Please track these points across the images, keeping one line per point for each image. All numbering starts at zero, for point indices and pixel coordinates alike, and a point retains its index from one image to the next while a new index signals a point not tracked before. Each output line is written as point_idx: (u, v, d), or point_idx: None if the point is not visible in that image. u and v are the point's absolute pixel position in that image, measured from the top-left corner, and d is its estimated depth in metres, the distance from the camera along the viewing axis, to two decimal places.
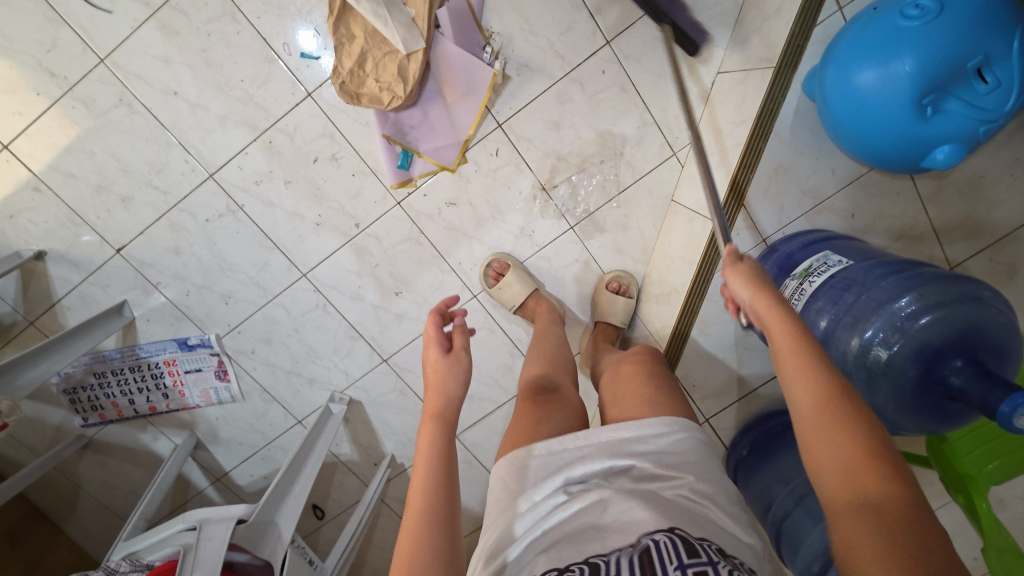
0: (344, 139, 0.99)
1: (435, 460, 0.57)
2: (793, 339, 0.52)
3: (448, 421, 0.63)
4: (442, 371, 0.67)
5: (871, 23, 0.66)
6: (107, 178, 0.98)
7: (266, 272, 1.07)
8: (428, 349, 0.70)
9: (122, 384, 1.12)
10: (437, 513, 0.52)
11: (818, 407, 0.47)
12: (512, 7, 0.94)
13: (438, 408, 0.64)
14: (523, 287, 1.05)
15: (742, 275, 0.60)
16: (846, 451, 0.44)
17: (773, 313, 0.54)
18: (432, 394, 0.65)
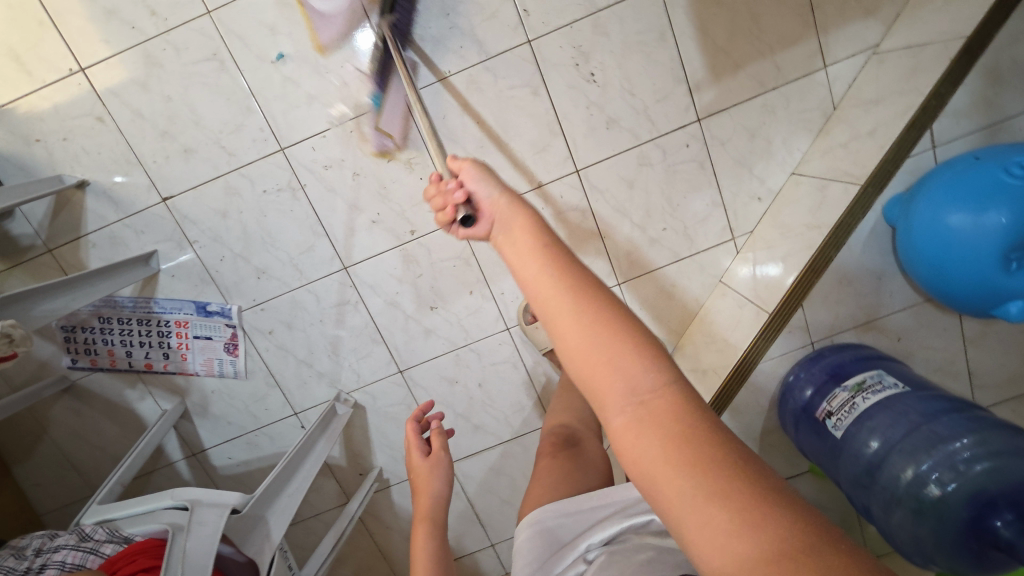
0: (424, 146, 0.98)
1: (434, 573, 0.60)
2: (552, 259, 0.48)
3: (435, 527, 0.64)
4: (426, 476, 0.68)
5: (972, 172, 0.70)
6: (176, 126, 0.96)
7: (308, 256, 1.04)
8: (410, 454, 0.71)
9: (125, 334, 1.07)
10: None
11: (569, 309, 0.44)
12: (620, 64, 0.96)
13: (427, 513, 0.65)
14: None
15: (484, 176, 0.57)
16: (619, 359, 0.41)
17: (516, 213, 0.53)
18: (420, 500, 0.67)
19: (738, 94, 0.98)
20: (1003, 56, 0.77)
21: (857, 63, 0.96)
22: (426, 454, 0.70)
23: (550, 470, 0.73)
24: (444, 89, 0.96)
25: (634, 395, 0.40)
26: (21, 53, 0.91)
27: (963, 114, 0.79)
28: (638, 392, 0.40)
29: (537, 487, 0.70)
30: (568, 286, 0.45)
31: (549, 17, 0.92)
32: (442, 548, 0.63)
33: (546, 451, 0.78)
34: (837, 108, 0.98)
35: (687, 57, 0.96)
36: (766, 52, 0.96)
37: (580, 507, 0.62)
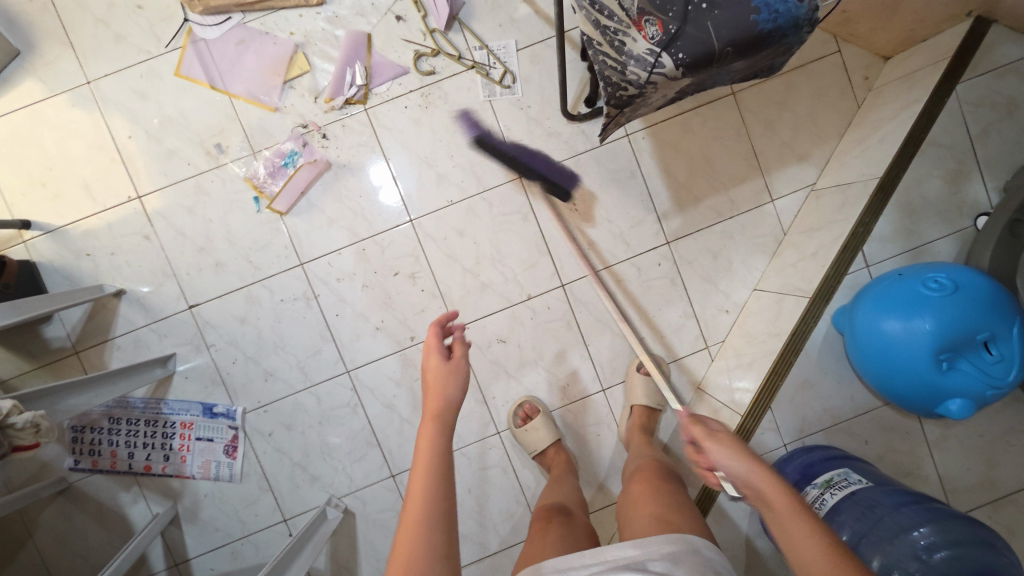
0: (426, 262, 1.12)
1: (431, 474, 0.59)
2: (801, 519, 0.51)
3: (448, 428, 0.64)
4: (443, 377, 0.67)
5: (897, 285, 0.81)
6: (211, 243, 1.10)
7: (314, 360, 1.12)
8: (429, 356, 0.70)
9: (130, 436, 1.11)
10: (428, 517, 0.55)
11: (810, 546, 0.49)
12: (597, 197, 1.12)
13: (437, 412, 0.65)
14: (547, 436, 1.09)
15: (711, 430, 0.61)
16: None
17: (758, 474, 0.55)
18: (431, 400, 0.66)
19: (700, 222, 1.13)
20: (912, 194, 0.93)
21: (798, 197, 1.13)
22: (445, 359, 0.70)
23: (541, 535, 0.74)
24: (446, 214, 1.11)
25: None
26: (91, 183, 1.08)
27: (888, 239, 0.93)
28: None
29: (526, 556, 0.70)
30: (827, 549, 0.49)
31: (536, 160, 1.11)
32: (448, 445, 0.62)
33: (538, 519, 0.80)
34: (786, 234, 1.13)
35: (654, 191, 1.13)
36: (721, 188, 1.13)
37: (572, 566, 0.61)
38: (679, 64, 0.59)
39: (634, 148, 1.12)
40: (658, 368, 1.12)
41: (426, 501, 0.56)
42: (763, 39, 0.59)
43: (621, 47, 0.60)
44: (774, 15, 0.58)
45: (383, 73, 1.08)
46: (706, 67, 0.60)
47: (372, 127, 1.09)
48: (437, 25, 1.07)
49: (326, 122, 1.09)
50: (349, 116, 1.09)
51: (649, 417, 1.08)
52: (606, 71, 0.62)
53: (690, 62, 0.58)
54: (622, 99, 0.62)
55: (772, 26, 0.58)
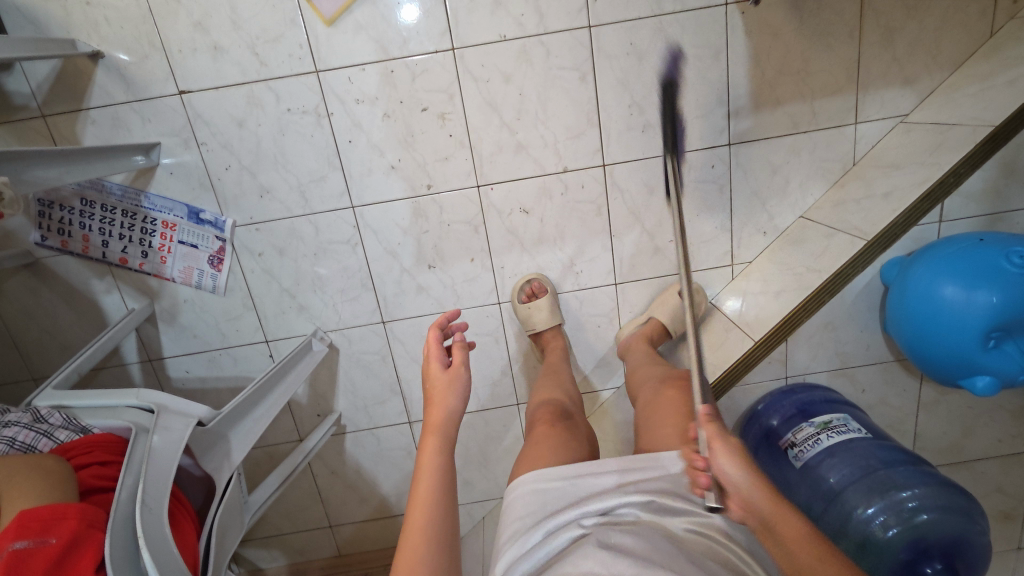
0: (461, 104, 0.97)
1: (437, 479, 0.59)
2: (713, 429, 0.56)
3: (449, 440, 0.64)
4: (444, 387, 0.67)
5: (976, 251, 0.75)
6: (211, 19, 0.91)
7: (317, 186, 1.01)
8: (430, 364, 0.70)
9: (105, 223, 1.01)
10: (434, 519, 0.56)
11: (732, 473, 0.53)
12: (670, 72, 0.97)
13: (439, 424, 0.64)
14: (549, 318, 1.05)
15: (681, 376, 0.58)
16: (769, 503, 0.52)
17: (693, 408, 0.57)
18: (433, 409, 0.66)
19: (771, 129, 1.01)
20: (1021, 154, 0.83)
21: (885, 126, 1.01)
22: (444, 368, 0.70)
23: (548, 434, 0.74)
24: (495, 50, 0.94)
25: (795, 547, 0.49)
26: None
27: (972, 198, 0.85)
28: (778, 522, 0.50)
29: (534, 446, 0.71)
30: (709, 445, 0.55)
31: (613, 7, 0.92)
32: (449, 456, 0.62)
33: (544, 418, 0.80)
34: (855, 165, 1.03)
35: (734, 81, 0.98)
36: (808, 96, 0.99)
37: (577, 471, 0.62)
38: None
39: (729, 22, 0.94)
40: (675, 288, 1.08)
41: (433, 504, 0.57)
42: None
43: None
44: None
45: None
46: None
47: None
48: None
49: None
50: None
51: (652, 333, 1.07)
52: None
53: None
54: None
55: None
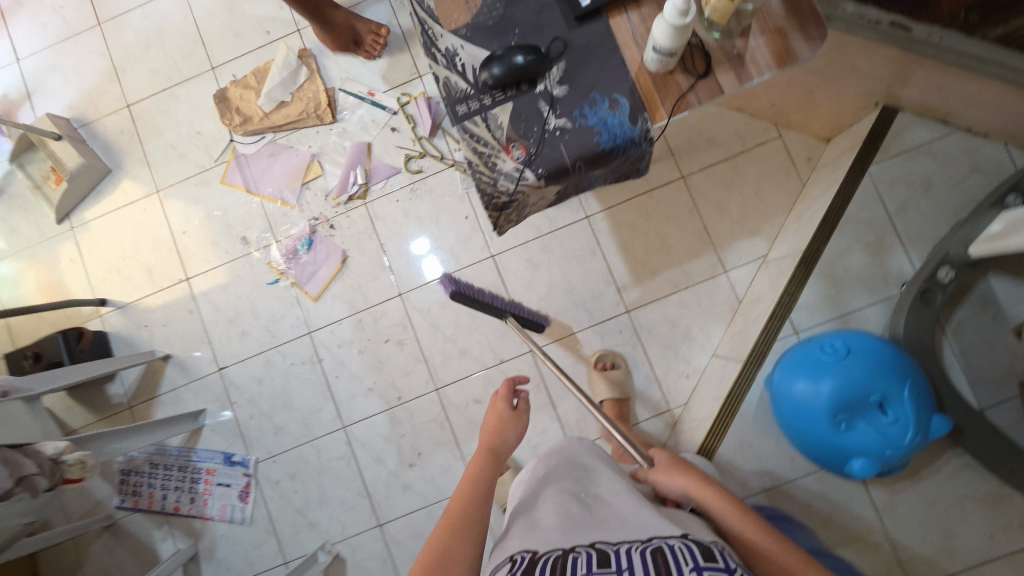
0: (413, 331, 1.28)
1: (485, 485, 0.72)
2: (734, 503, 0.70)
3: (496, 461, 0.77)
4: (505, 423, 0.83)
5: (804, 349, 0.88)
6: (239, 316, 1.32)
7: (316, 416, 1.29)
8: (497, 402, 0.87)
9: (165, 479, 1.30)
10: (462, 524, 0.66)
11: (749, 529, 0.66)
12: (562, 272, 1.26)
13: (493, 447, 0.80)
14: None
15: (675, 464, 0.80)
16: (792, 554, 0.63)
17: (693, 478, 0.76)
18: (493, 437, 0.81)
19: (658, 292, 1.24)
20: (836, 265, 1.00)
21: (750, 268, 1.21)
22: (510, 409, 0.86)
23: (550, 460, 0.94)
24: (431, 289, 1.29)
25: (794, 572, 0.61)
26: (153, 269, 1.36)
27: (814, 307, 0.99)
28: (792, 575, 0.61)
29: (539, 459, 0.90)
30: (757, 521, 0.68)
31: (507, 241, 1.27)
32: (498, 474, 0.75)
33: None
34: (740, 302, 1.21)
35: (614, 266, 1.25)
36: (677, 262, 1.24)
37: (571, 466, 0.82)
38: (540, 176, 0.69)
39: (594, 229, 1.26)
40: (613, 362, 1.21)
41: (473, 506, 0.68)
42: (608, 153, 0.69)
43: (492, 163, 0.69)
44: (613, 136, 0.68)
45: (380, 174, 1.31)
46: (564, 176, 0.69)
47: (370, 218, 1.31)
48: (421, 133, 1.30)
49: (334, 214, 1.31)
50: (352, 210, 1.31)
51: (619, 406, 1.18)
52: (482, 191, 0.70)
53: (548, 174, 0.68)
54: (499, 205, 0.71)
55: (613, 144, 0.68)
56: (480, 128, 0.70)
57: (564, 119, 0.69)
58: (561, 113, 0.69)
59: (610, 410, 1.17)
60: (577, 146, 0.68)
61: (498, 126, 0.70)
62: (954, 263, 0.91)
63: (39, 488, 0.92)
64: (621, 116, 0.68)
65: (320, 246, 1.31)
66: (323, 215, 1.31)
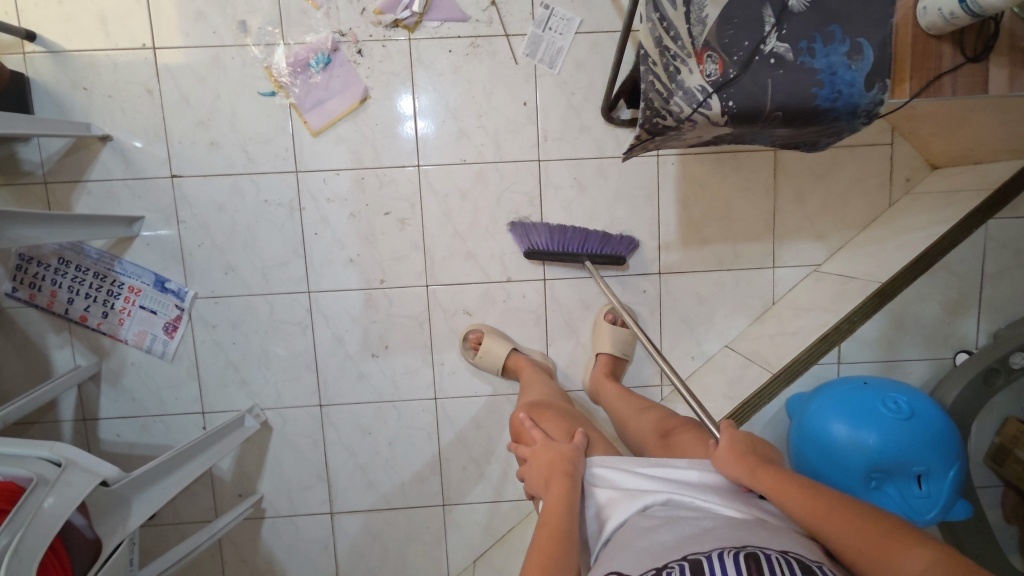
0: (420, 213, 1.09)
1: (552, 517, 0.61)
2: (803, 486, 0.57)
3: (555, 470, 0.68)
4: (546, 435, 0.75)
5: (860, 392, 0.82)
6: (213, 121, 1.05)
7: (279, 270, 1.09)
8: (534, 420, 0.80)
9: (75, 282, 1.08)
10: (556, 478, 0.66)
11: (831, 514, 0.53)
12: (608, 206, 1.09)
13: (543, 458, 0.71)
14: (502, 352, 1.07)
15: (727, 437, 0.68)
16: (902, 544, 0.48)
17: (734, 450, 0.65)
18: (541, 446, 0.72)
19: (698, 264, 1.12)
20: (907, 309, 0.92)
21: (799, 272, 1.12)
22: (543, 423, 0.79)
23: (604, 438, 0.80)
24: (456, 172, 1.08)
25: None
26: (109, 17, 1.02)
27: (866, 344, 0.92)
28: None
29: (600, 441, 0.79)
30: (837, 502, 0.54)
31: (560, 149, 1.07)
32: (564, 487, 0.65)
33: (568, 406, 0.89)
34: (774, 303, 1.12)
35: (664, 220, 1.10)
36: (730, 239, 1.11)
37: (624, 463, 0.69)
38: (726, 111, 0.54)
39: (660, 171, 1.08)
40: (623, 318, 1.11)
41: (562, 458, 0.69)
42: (817, 115, 0.54)
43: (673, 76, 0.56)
44: (834, 95, 0.53)
45: (440, 9, 1.02)
46: (752, 121, 0.55)
47: (411, 60, 1.04)
48: None
49: (367, 37, 1.03)
50: (393, 41, 1.03)
51: (614, 364, 1.09)
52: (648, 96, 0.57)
53: (736, 112, 0.54)
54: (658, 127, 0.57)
55: (829, 106, 0.53)
56: (677, 14, 0.55)
57: (787, 46, 0.53)
58: (786, 35, 0.52)
59: (603, 366, 1.08)
60: (786, 91, 0.53)
61: (699, 22, 0.55)
62: None
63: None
64: (858, 73, 0.53)
65: (338, 70, 1.03)
66: (353, 33, 1.03)
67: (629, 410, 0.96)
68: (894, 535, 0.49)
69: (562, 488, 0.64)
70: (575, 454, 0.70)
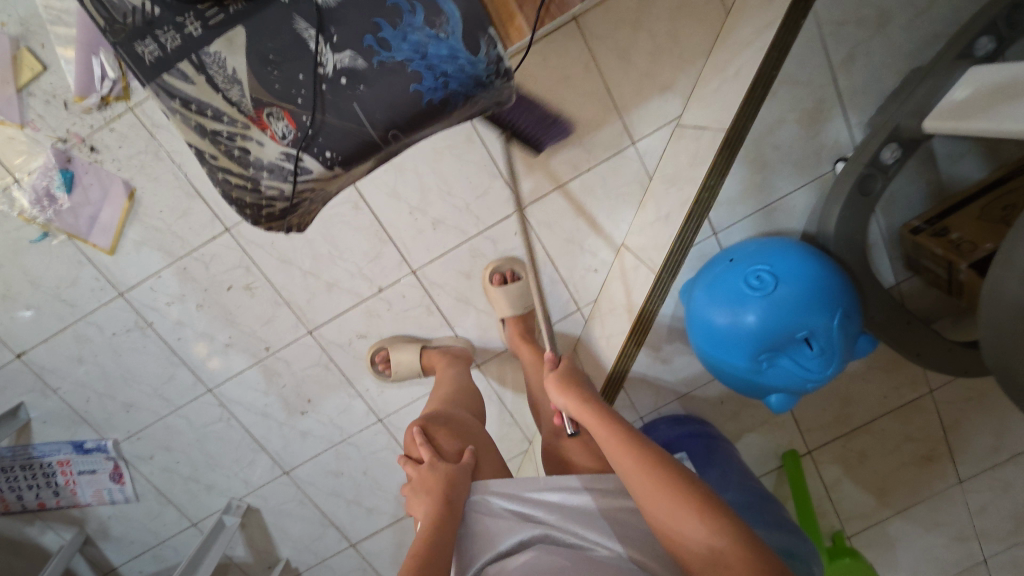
0: (260, 271, 1.01)
1: (421, 550, 0.55)
2: (630, 445, 0.60)
3: (437, 492, 0.62)
4: (432, 452, 0.69)
5: (726, 273, 0.74)
6: (13, 288, 0.98)
7: (171, 385, 1.07)
8: (423, 430, 0.73)
9: (10, 480, 1.10)
10: (431, 503, 0.61)
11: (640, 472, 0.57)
12: (434, 169, 0.98)
13: (424, 480, 0.64)
14: (413, 357, 1.04)
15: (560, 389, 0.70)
16: (678, 508, 0.53)
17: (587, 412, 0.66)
18: (422, 466, 0.66)
19: (555, 180, 1.01)
20: (765, 146, 0.80)
21: (662, 135, 1.00)
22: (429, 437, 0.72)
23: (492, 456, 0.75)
24: None
25: (707, 549, 0.50)
26: None
27: (736, 202, 0.83)
28: (694, 538, 0.52)
29: (487, 456, 0.75)
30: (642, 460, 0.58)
31: None
32: (443, 516, 0.60)
33: (468, 415, 0.85)
34: (652, 179, 1.02)
35: (498, 154, 0.98)
36: (574, 138, 0.99)
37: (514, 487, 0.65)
38: (329, 162, 0.53)
39: None
40: (511, 272, 1.04)
41: (444, 485, 0.63)
42: (434, 108, 0.51)
43: (241, 161, 0.53)
44: (443, 79, 0.50)
45: None
46: (363, 151, 0.53)
47: (148, 129, 0.91)
48: None
49: (89, 129, 0.90)
50: (117, 120, 0.90)
51: (525, 320, 1.06)
52: (239, 191, 0.56)
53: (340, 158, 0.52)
54: (274, 213, 0.57)
55: (442, 94, 0.51)
56: (199, 88, 0.51)
57: (350, 53, 0.48)
58: (339, 43, 0.48)
59: (514, 328, 1.05)
60: (381, 102, 0.50)
61: (234, 88, 0.50)
62: (902, 138, 0.74)
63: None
64: (449, 40, 0.48)
65: (87, 178, 0.92)
66: (72, 134, 0.90)
67: (539, 385, 0.93)
68: (682, 496, 0.54)
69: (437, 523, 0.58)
70: (460, 476, 0.65)
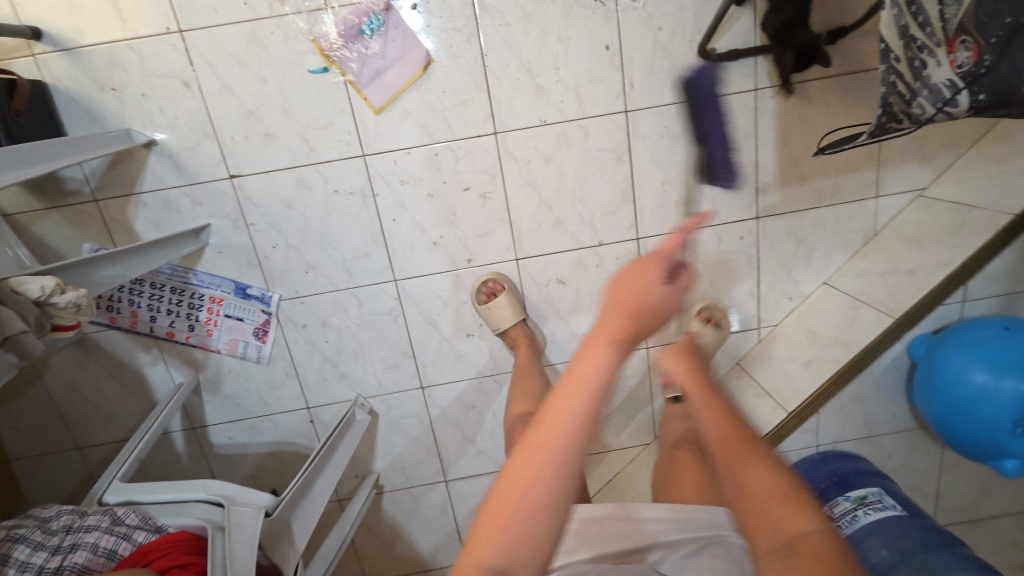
0: (502, 185, 1.01)
1: (591, 390, 0.53)
2: (757, 449, 0.55)
3: (631, 330, 0.57)
4: (640, 272, 0.60)
5: (1002, 339, 0.81)
6: (263, 108, 0.94)
7: (361, 261, 1.04)
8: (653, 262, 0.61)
9: (153, 299, 1.02)
10: (621, 312, 0.58)
11: (753, 456, 0.54)
12: (702, 153, 1.01)
13: (614, 329, 0.57)
14: (510, 313, 1.03)
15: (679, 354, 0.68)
16: (793, 505, 0.51)
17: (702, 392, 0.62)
18: (637, 294, 0.59)
19: (797, 204, 1.06)
20: None
21: (903, 199, 1.06)
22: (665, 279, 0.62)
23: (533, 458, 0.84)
24: (536, 134, 0.98)
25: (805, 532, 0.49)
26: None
27: (994, 279, 0.93)
28: (796, 530, 0.49)
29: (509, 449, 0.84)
30: (777, 472, 0.53)
31: (646, 95, 0.97)
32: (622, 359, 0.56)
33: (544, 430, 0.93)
34: (876, 235, 1.08)
35: (762, 160, 1.02)
36: (831, 172, 1.04)
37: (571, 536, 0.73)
38: (972, 104, 0.62)
39: (758, 107, 0.99)
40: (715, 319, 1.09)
41: (642, 295, 0.59)
42: None
43: (920, 71, 0.63)
44: None
45: None
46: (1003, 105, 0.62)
47: (475, 11, 0.91)
48: None
49: None
50: None
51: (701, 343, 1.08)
52: (893, 97, 0.64)
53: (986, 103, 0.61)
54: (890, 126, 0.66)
55: None
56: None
57: None
58: None
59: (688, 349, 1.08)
60: None
61: (951, 6, 0.60)
62: None
63: (35, 350, 0.62)
64: None
65: (394, 33, 0.90)
66: None
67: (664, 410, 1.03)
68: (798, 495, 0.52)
69: (601, 356, 0.55)
70: (658, 305, 0.60)
